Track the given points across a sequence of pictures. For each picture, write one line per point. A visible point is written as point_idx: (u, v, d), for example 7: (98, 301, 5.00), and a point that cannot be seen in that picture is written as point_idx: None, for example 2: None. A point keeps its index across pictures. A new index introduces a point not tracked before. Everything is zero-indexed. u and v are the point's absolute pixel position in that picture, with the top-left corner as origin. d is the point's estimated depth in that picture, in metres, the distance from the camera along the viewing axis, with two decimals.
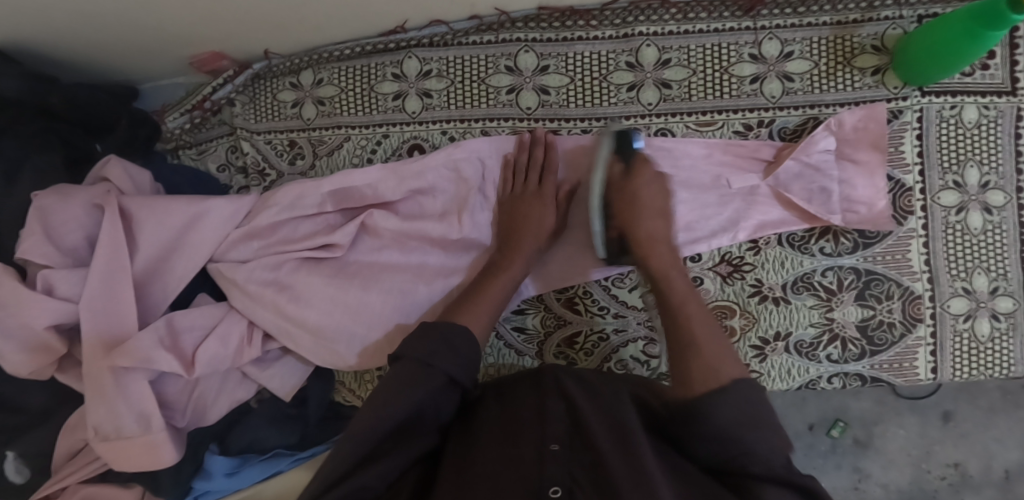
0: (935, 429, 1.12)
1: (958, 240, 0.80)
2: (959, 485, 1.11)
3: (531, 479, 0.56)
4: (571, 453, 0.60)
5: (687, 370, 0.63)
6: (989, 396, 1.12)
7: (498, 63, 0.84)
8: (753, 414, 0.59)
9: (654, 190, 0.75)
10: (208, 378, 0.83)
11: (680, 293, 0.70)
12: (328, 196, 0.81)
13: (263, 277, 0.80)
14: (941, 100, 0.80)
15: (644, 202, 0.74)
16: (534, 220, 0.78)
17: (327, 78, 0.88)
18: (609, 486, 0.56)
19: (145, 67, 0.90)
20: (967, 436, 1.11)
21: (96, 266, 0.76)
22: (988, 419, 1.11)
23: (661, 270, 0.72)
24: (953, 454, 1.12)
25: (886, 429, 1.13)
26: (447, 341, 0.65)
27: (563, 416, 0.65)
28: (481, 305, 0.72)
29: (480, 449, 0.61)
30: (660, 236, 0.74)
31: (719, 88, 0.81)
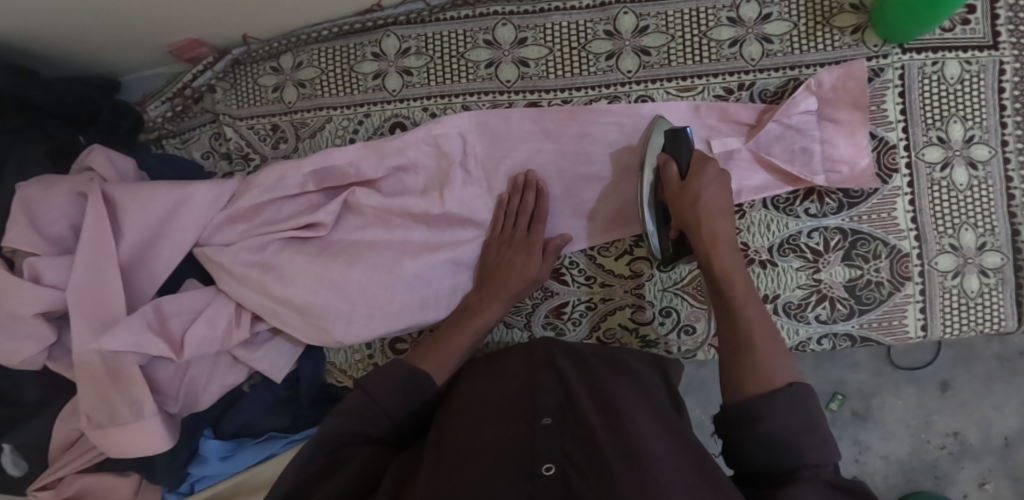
0: (934, 399, 1.12)
1: (943, 196, 0.80)
2: (959, 453, 1.11)
3: (524, 453, 0.55)
4: (563, 425, 0.58)
5: (738, 374, 0.62)
6: (986, 363, 1.11)
7: (476, 37, 0.84)
8: (808, 419, 0.58)
9: (714, 190, 0.70)
10: (198, 362, 0.83)
11: (750, 309, 0.66)
12: (310, 175, 0.81)
13: (248, 258, 0.80)
14: (922, 57, 0.80)
15: (706, 203, 0.69)
16: (517, 259, 0.78)
17: (306, 60, 0.87)
18: (599, 456, 0.54)
19: (126, 57, 0.90)
20: (965, 404, 1.11)
21: (81, 254, 0.76)
22: (986, 386, 1.11)
23: (723, 269, 0.67)
24: (952, 423, 1.11)
25: (884, 400, 1.13)
26: (404, 382, 0.66)
27: (555, 389, 0.64)
28: (450, 346, 0.73)
29: (467, 424, 0.61)
30: (726, 236, 0.69)
31: (698, 53, 0.81)
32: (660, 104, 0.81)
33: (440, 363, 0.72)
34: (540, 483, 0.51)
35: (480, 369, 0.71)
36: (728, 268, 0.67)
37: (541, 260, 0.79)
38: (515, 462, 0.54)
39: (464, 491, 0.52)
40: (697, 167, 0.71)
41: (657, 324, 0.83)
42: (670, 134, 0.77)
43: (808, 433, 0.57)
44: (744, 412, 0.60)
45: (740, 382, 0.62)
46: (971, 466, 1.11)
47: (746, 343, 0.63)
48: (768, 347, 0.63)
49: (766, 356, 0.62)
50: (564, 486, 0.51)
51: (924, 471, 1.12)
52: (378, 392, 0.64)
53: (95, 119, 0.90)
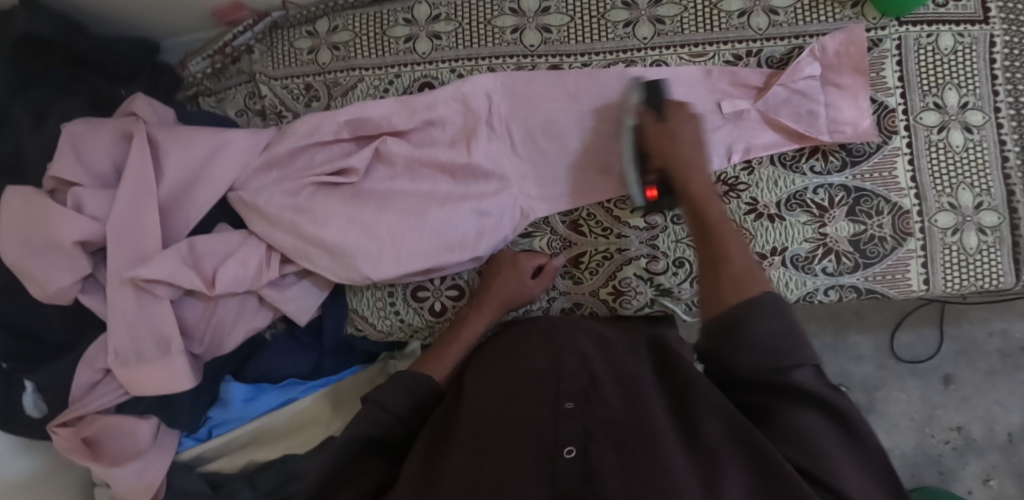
0: (938, 393, 1.33)
1: (941, 157, 0.85)
2: (962, 448, 1.31)
3: (546, 437, 0.57)
4: (587, 407, 0.60)
5: (717, 286, 0.65)
6: (988, 360, 1.33)
7: (502, 5, 0.90)
8: (789, 323, 0.60)
9: (692, 127, 0.76)
10: (226, 302, 0.85)
11: (716, 217, 0.70)
12: (345, 124, 0.85)
13: (284, 202, 0.84)
14: (917, 30, 0.86)
15: (682, 138, 0.75)
16: (507, 278, 0.82)
17: (341, 25, 0.93)
18: (618, 435, 0.56)
19: (167, 18, 0.94)
20: (968, 400, 1.32)
21: (124, 190, 0.80)
22: (989, 382, 1.32)
23: (697, 194, 0.72)
24: (956, 418, 1.32)
25: (887, 394, 1.35)
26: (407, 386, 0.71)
27: (579, 373, 0.65)
28: (447, 354, 0.80)
29: (485, 417, 0.62)
30: (699, 164, 0.74)
31: (710, 22, 0.87)
32: (674, 68, 0.86)
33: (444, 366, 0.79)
34: (563, 464, 0.54)
35: (502, 354, 0.73)
36: (701, 184, 0.73)
37: (530, 280, 0.83)
38: (538, 445, 0.56)
39: (486, 479, 0.54)
40: (672, 110, 0.77)
41: (670, 274, 0.85)
42: (645, 88, 0.81)
43: (789, 336, 0.60)
44: (738, 320, 0.61)
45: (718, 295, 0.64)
46: (975, 462, 1.31)
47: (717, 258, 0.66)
48: (744, 260, 0.66)
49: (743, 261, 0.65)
50: (586, 463, 0.53)
51: (929, 466, 1.31)
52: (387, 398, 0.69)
53: (135, 76, 0.95)
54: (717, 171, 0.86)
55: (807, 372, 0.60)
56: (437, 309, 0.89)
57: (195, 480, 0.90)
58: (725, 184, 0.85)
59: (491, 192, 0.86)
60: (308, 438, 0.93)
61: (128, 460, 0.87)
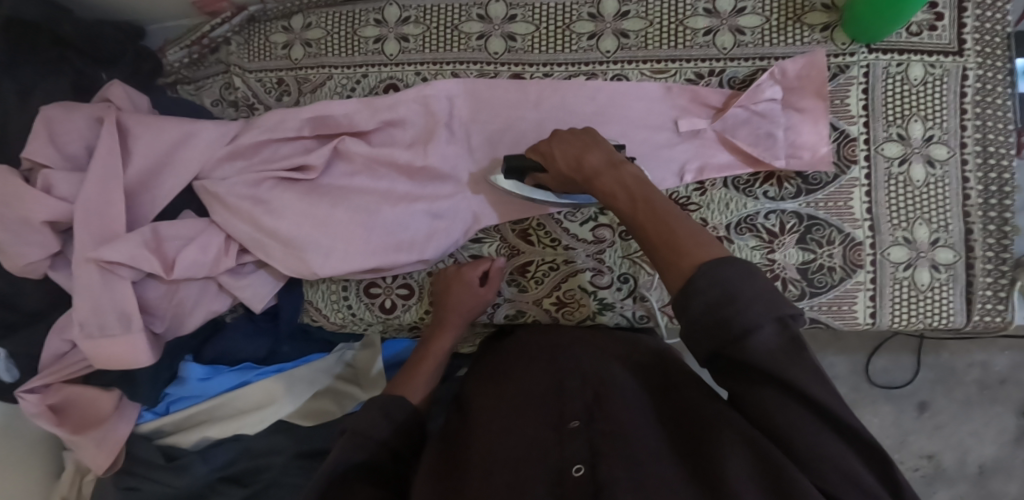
0: (911, 420, 1.31)
1: (900, 191, 0.84)
2: (932, 477, 1.29)
3: (553, 459, 0.58)
4: (592, 425, 0.61)
5: (663, 271, 0.56)
6: (965, 389, 1.30)
7: (470, 12, 0.90)
8: (728, 288, 0.51)
9: (573, 139, 0.69)
10: (187, 285, 0.89)
11: (630, 204, 0.61)
12: (307, 122, 0.87)
13: (243, 192, 0.85)
14: (887, 58, 0.85)
15: (564, 162, 0.69)
16: (461, 287, 0.83)
17: (315, 22, 0.95)
18: (625, 448, 0.57)
19: (148, 5, 0.97)
20: (940, 428, 1.30)
21: (93, 174, 0.83)
22: (964, 412, 1.29)
23: (609, 197, 0.63)
24: (929, 446, 1.30)
25: (860, 416, 1.32)
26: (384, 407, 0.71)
27: (583, 390, 0.66)
28: (418, 376, 0.80)
29: (494, 432, 0.64)
30: (595, 164, 0.65)
31: (675, 39, 0.86)
32: (634, 84, 0.86)
33: (419, 384, 0.80)
34: (570, 484, 0.56)
35: (494, 376, 0.75)
36: (616, 178, 0.63)
37: (483, 287, 0.84)
38: (545, 468, 0.58)
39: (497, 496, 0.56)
40: (542, 149, 0.73)
41: (614, 289, 0.86)
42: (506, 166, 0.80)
43: (731, 300, 0.51)
44: (676, 306, 0.54)
45: (667, 272, 0.56)
46: (942, 489, 1.28)
47: (653, 249, 0.57)
48: (688, 230, 0.56)
49: (673, 236, 0.56)
50: (593, 483, 0.55)
51: None
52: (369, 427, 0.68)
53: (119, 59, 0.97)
54: (668, 191, 0.85)
55: (769, 333, 0.50)
56: (387, 306, 0.92)
57: (153, 451, 0.94)
58: (676, 203, 0.85)
59: (446, 195, 0.87)
60: (258, 421, 0.95)
61: (92, 428, 0.91)
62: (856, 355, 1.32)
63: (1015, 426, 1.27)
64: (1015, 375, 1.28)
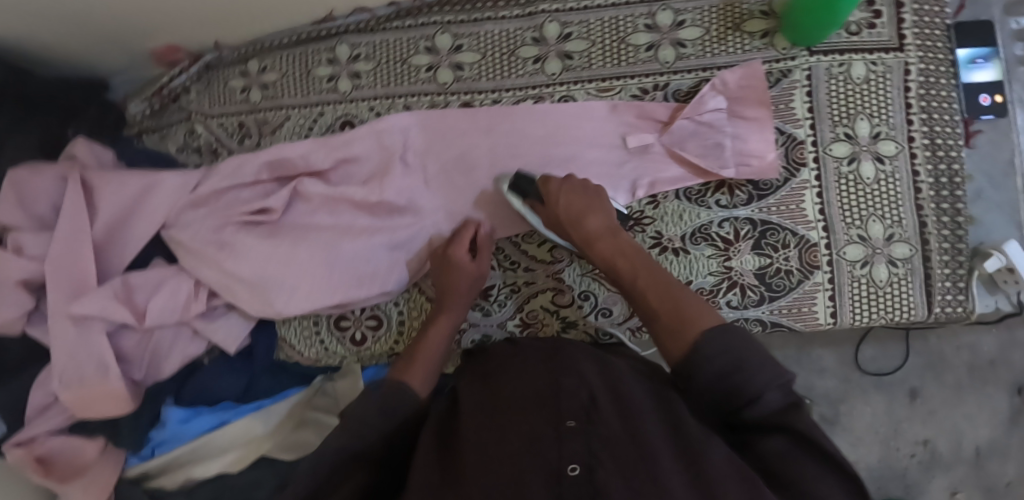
0: (903, 407, 1.21)
1: (852, 190, 0.84)
2: (929, 463, 1.20)
3: (550, 456, 0.55)
4: (590, 427, 0.59)
5: (664, 332, 0.66)
6: (955, 372, 1.21)
7: (417, 44, 0.92)
8: (735, 355, 0.60)
9: (578, 196, 0.80)
10: (161, 330, 0.91)
11: (638, 272, 0.72)
12: (264, 165, 0.90)
13: (207, 238, 0.88)
14: (828, 59, 0.85)
15: (571, 214, 0.79)
16: (458, 261, 0.82)
17: (269, 65, 0.97)
18: (621, 456, 0.56)
19: (108, 60, 1.00)
20: (933, 413, 1.20)
21: (61, 232, 0.86)
22: (956, 396, 1.20)
23: (612, 261, 0.75)
24: (921, 432, 1.20)
25: (851, 407, 1.22)
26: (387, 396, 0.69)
27: (579, 391, 0.64)
28: (417, 361, 0.76)
29: (488, 431, 0.61)
30: (603, 229, 0.77)
31: (618, 56, 0.88)
32: (581, 103, 0.87)
33: (421, 371, 0.75)
34: (567, 484, 0.53)
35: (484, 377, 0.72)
36: (616, 245, 0.76)
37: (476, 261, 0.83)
38: (541, 464, 0.55)
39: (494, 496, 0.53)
40: (545, 188, 0.81)
41: (576, 307, 0.87)
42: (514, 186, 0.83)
43: (738, 369, 0.59)
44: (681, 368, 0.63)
45: (671, 333, 0.65)
46: (941, 476, 1.19)
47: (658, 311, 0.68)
48: (674, 308, 0.67)
49: (677, 303, 0.67)
50: (592, 485, 0.52)
51: (894, 479, 1.20)
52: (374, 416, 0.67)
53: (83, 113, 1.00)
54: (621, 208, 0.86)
55: (772, 399, 0.58)
56: (357, 338, 0.93)
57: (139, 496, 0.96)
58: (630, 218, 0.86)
59: (405, 226, 0.89)
60: (241, 459, 0.98)
61: (75, 477, 0.94)
62: (844, 347, 1.22)
63: (1010, 406, 1.19)
64: (1008, 354, 1.19)
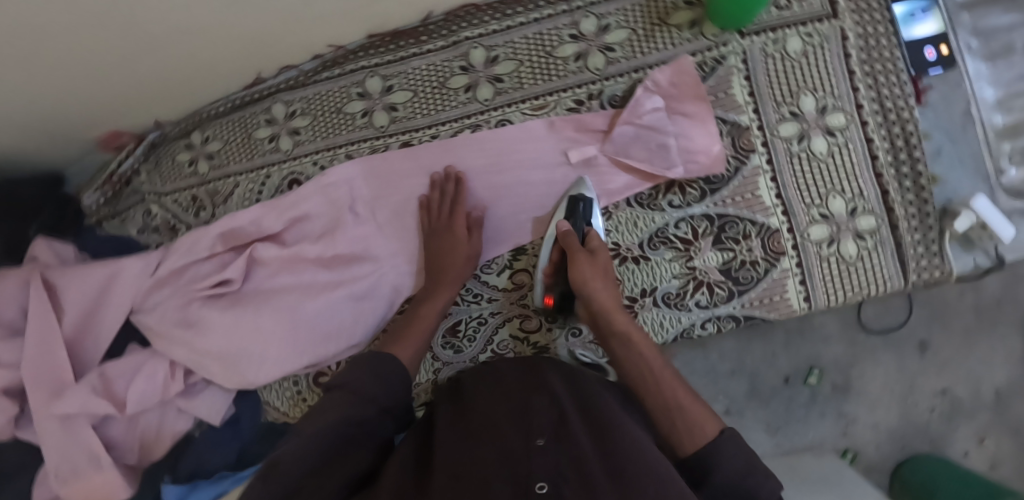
0: (914, 360, 1.10)
1: (806, 168, 0.82)
2: (950, 413, 1.10)
3: (517, 473, 0.54)
4: (559, 446, 0.58)
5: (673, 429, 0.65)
6: (962, 319, 1.11)
7: (349, 91, 0.91)
8: (748, 461, 0.62)
9: (605, 262, 0.78)
10: (146, 413, 0.92)
11: (645, 354, 0.70)
12: (218, 237, 0.90)
13: (174, 317, 0.89)
14: (762, 38, 0.82)
15: (601, 268, 0.77)
16: (457, 236, 0.83)
17: (212, 135, 0.97)
18: (588, 474, 0.55)
19: (57, 156, 0.96)
20: (947, 364, 1.10)
21: (30, 336, 0.86)
22: (966, 343, 1.10)
23: (623, 334, 0.72)
24: (939, 381, 1.10)
25: (864, 369, 1.10)
26: (375, 369, 0.71)
27: (548, 410, 0.64)
28: (410, 336, 0.78)
29: (465, 441, 0.61)
30: (620, 305, 0.75)
31: (547, 71, 0.86)
32: (518, 125, 0.86)
33: (410, 343, 0.77)
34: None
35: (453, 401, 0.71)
36: (630, 326, 0.73)
37: (469, 237, 0.84)
38: (512, 479, 0.54)
39: None
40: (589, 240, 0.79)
41: (544, 330, 0.87)
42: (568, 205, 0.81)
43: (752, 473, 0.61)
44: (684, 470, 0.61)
45: (681, 441, 0.64)
46: (966, 424, 1.10)
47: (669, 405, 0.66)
48: (678, 388, 0.68)
49: (688, 405, 0.66)
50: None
51: (917, 435, 1.10)
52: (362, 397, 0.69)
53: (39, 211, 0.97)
54: None
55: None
56: None
57: None
58: None
59: (364, 276, 0.88)
60: None
61: None
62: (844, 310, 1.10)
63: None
64: (1011, 292, 1.12)
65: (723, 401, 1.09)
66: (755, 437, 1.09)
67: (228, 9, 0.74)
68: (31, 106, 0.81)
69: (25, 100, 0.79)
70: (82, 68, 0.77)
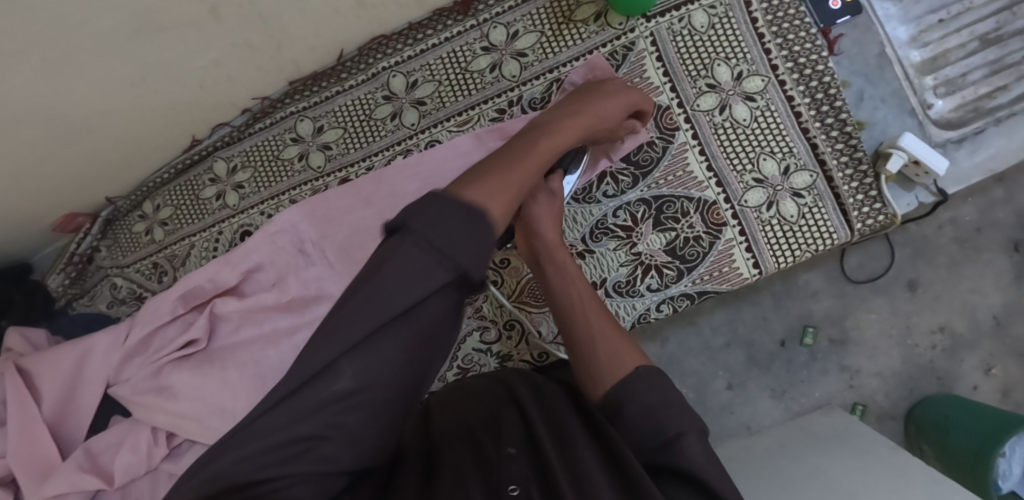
0: (906, 301, 1.00)
1: (732, 135, 0.82)
2: (953, 347, 0.99)
3: (485, 477, 0.53)
4: (528, 453, 0.56)
5: (596, 368, 0.62)
6: (947, 251, 1.00)
7: (284, 138, 0.94)
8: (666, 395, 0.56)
9: (557, 205, 0.72)
10: (136, 483, 0.89)
11: (581, 293, 0.67)
12: (177, 300, 0.91)
13: (145, 385, 0.89)
14: (667, 18, 0.83)
15: (554, 209, 0.71)
16: (603, 102, 0.71)
17: (162, 202, 1.00)
18: (555, 471, 0.52)
19: (22, 248, 1.01)
20: (941, 297, 0.99)
21: (12, 425, 0.88)
22: (954, 273, 1.00)
23: (563, 273, 0.69)
24: (935, 319, 1.00)
25: (858, 319, 1.01)
26: (468, 215, 0.48)
27: (515, 423, 0.62)
28: (511, 177, 0.54)
29: (444, 447, 0.61)
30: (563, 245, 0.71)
31: (466, 86, 0.88)
32: (446, 143, 0.88)
33: (496, 184, 0.53)
34: None
35: (423, 432, 0.68)
36: (569, 266, 0.69)
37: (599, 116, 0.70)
38: (480, 479, 0.53)
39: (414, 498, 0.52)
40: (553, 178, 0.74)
41: (505, 338, 0.87)
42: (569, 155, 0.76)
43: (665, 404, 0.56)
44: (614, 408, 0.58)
45: (602, 375, 0.61)
46: (971, 356, 0.99)
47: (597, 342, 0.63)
48: (614, 348, 0.62)
49: (617, 343, 0.62)
50: None
51: (924, 376, 0.99)
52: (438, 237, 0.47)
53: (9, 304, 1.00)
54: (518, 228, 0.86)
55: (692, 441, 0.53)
56: None
57: None
58: None
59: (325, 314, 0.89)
60: None
61: None
62: (827, 264, 1.01)
63: (1013, 264, 0.98)
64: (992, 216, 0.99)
65: (723, 377, 1.02)
66: (762, 407, 1.02)
67: (137, 89, 0.76)
68: None
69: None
70: (18, 167, 0.80)
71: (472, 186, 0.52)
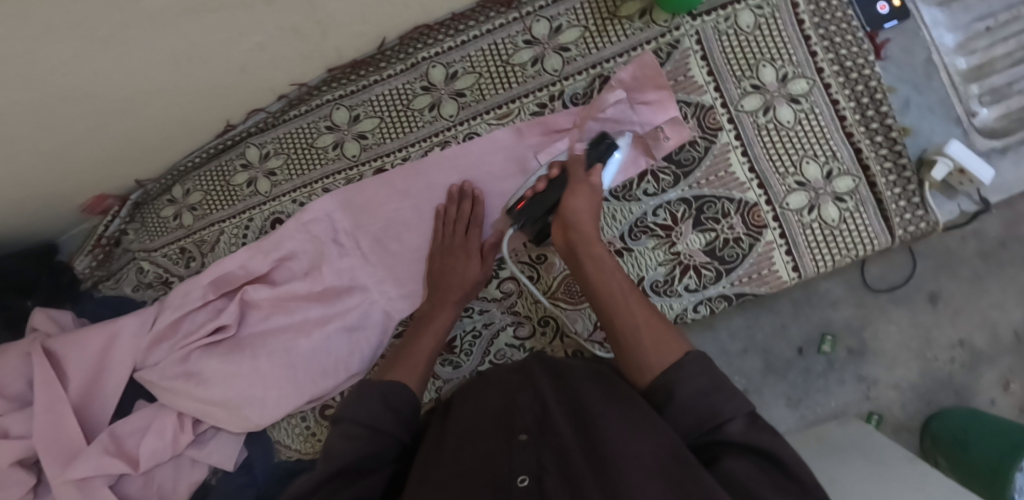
0: (926, 314, 0.96)
1: (775, 137, 0.81)
2: (971, 361, 0.95)
3: (498, 468, 0.54)
4: (539, 440, 0.57)
5: (646, 357, 0.63)
6: (969, 265, 0.95)
7: (319, 126, 0.93)
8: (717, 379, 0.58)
9: (593, 203, 0.75)
10: (160, 469, 0.90)
11: (622, 286, 0.69)
12: (208, 286, 0.90)
13: (174, 370, 0.89)
14: (713, 17, 0.83)
15: (591, 207, 0.74)
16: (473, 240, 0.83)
17: (192, 187, 0.99)
18: (570, 465, 0.53)
19: (48, 228, 0.99)
20: (961, 311, 0.95)
21: (38, 407, 0.87)
22: (977, 287, 0.95)
23: (602, 268, 0.70)
24: (954, 332, 0.95)
25: (876, 329, 0.96)
26: (383, 394, 0.67)
27: (532, 405, 0.62)
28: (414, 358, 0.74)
29: (454, 442, 0.60)
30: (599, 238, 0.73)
31: (507, 79, 0.87)
32: (485, 136, 0.87)
33: (409, 366, 0.73)
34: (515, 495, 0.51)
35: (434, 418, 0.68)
36: (605, 259, 0.71)
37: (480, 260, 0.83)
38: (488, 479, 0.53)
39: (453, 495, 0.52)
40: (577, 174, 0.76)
41: (539, 335, 0.86)
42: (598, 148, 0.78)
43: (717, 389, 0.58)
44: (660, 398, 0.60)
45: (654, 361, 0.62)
46: (989, 371, 0.94)
47: (645, 331, 0.64)
48: (662, 331, 0.64)
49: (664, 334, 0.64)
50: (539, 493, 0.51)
51: (942, 390, 0.95)
52: (370, 417, 0.64)
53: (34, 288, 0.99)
54: None
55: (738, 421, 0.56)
56: None
57: None
58: None
59: (355, 305, 0.89)
60: None
61: None
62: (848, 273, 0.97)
63: None
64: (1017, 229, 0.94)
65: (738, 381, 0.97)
66: (776, 414, 0.97)
67: (181, 72, 0.75)
68: (14, 191, 0.83)
69: (12, 189, 0.82)
70: (52, 146, 0.78)
71: (387, 373, 0.71)
